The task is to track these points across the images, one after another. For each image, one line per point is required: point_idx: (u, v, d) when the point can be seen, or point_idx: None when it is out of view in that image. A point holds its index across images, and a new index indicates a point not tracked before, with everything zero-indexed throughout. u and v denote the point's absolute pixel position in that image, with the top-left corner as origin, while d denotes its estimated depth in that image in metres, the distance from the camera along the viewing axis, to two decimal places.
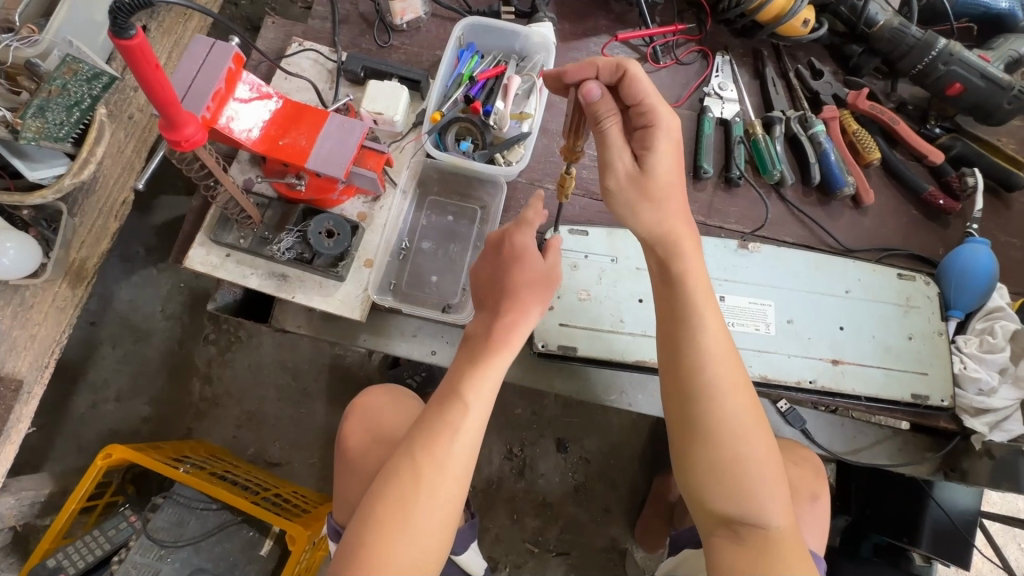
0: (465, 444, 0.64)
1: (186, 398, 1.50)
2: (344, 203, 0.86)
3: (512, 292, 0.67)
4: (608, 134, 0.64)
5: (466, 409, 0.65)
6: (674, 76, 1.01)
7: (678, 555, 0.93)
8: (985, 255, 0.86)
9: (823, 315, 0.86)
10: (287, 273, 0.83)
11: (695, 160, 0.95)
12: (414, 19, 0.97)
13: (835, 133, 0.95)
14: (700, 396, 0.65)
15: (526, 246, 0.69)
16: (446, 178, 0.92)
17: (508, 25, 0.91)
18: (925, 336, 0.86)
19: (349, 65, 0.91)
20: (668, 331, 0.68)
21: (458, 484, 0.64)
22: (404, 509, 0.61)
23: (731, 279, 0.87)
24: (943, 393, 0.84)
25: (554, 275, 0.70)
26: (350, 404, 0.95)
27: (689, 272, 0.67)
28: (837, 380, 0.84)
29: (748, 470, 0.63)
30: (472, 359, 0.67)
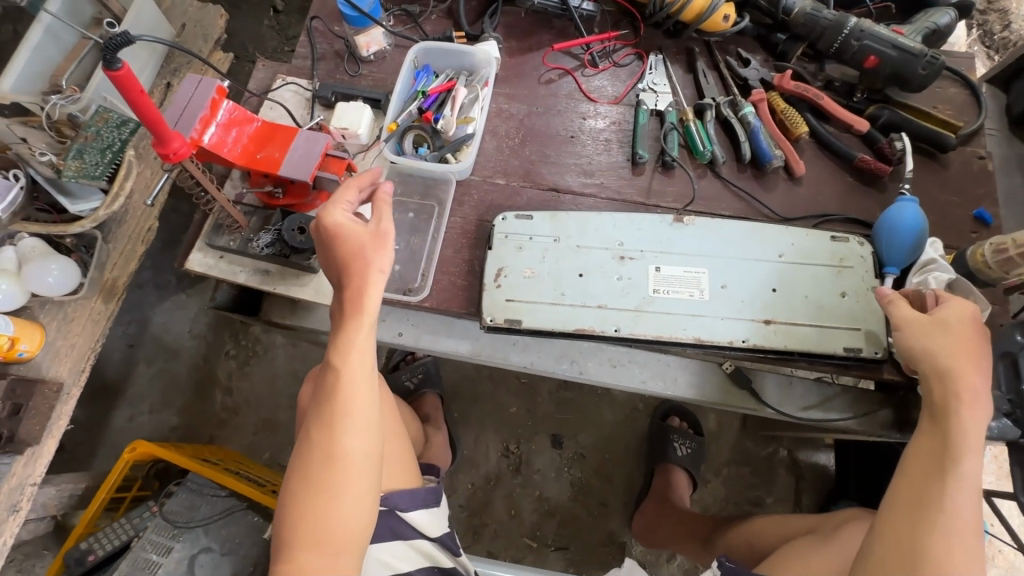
0: (354, 396, 0.71)
1: (211, 411, 1.65)
2: (318, 206, 1.00)
3: (347, 260, 0.73)
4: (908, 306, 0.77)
5: (342, 370, 0.71)
6: (613, 76, 1.11)
7: None
8: (911, 211, 0.89)
9: (754, 279, 0.91)
10: (270, 269, 0.96)
11: (633, 147, 1.04)
12: (378, 50, 1.12)
13: (764, 114, 1.03)
14: (937, 565, 0.62)
15: (341, 220, 0.76)
16: (406, 181, 1.05)
17: (455, 47, 1.05)
18: (859, 293, 0.90)
19: (321, 92, 1.06)
20: (915, 484, 0.67)
21: (368, 443, 0.72)
22: (321, 462, 0.70)
23: (665, 251, 0.93)
24: (877, 345, 0.87)
25: (387, 231, 0.77)
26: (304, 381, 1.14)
27: (969, 438, 0.65)
28: (769, 339, 0.88)
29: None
30: (334, 326, 0.73)
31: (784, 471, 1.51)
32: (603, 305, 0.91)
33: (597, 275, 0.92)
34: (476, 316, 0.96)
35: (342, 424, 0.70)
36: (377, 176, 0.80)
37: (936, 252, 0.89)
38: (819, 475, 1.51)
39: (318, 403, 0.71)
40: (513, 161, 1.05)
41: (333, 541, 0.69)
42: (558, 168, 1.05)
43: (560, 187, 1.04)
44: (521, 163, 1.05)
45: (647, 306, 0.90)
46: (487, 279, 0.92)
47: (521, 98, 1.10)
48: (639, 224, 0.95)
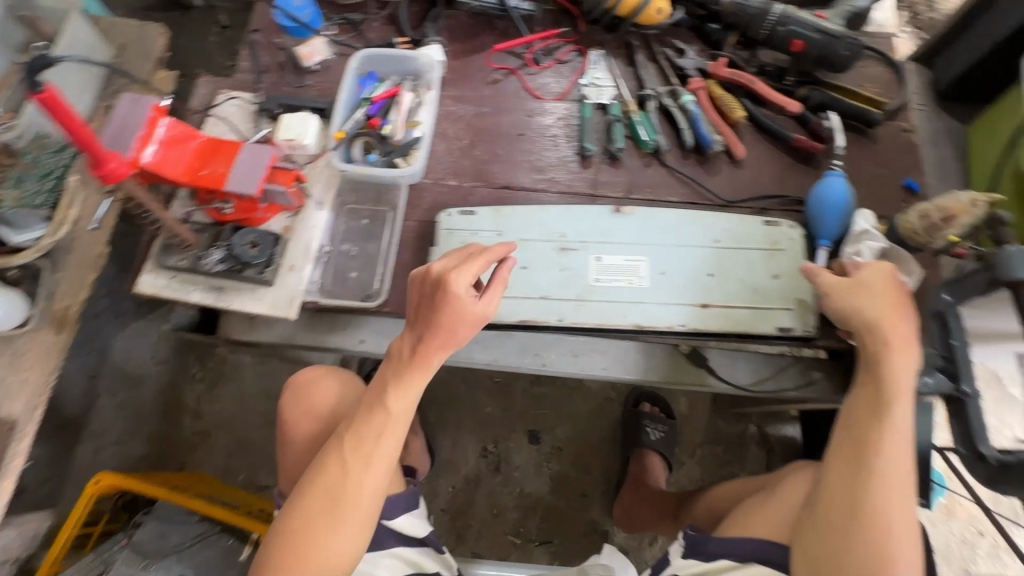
0: (387, 439, 0.82)
1: (179, 434, 1.61)
2: (269, 220, 0.98)
3: (438, 325, 0.80)
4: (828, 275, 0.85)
5: (389, 416, 0.82)
6: (556, 73, 1.13)
7: (717, 564, 0.86)
8: (837, 185, 0.94)
9: (690, 264, 0.94)
10: (224, 285, 0.95)
11: (580, 141, 1.07)
12: (322, 59, 1.12)
13: (703, 101, 1.06)
14: (874, 502, 0.72)
15: (457, 288, 0.79)
16: (358, 188, 1.05)
17: (398, 52, 1.06)
18: (791, 273, 0.94)
19: (266, 105, 1.06)
20: (857, 430, 0.76)
21: (378, 482, 0.82)
22: (337, 488, 0.80)
23: (606, 241, 0.96)
24: (809, 324, 0.91)
25: (489, 314, 0.81)
26: (287, 384, 1.09)
27: (899, 385, 0.74)
28: (706, 321, 0.91)
29: (876, 522, 0.72)
30: (396, 371, 0.82)
31: (755, 446, 1.56)
32: (546, 296, 0.93)
33: (540, 267, 0.95)
34: None
35: (370, 458, 0.81)
36: (513, 247, 0.84)
37: (868, 223, 0.92)
38: (788, 447, 1.56)
39: (355, 433, 0.82)
40: (464, 162, 1.07)
41: (321, 562, 0.79)
42: (509, 166, 1.07)
43: (512, 184, 1.05)
44: (472, 163, 1.07)
45: (589, 295, 0.93)
46: (429, 273, 0.95)
47: (468, 99, 1.11)
48: (580, 216, 0.98)
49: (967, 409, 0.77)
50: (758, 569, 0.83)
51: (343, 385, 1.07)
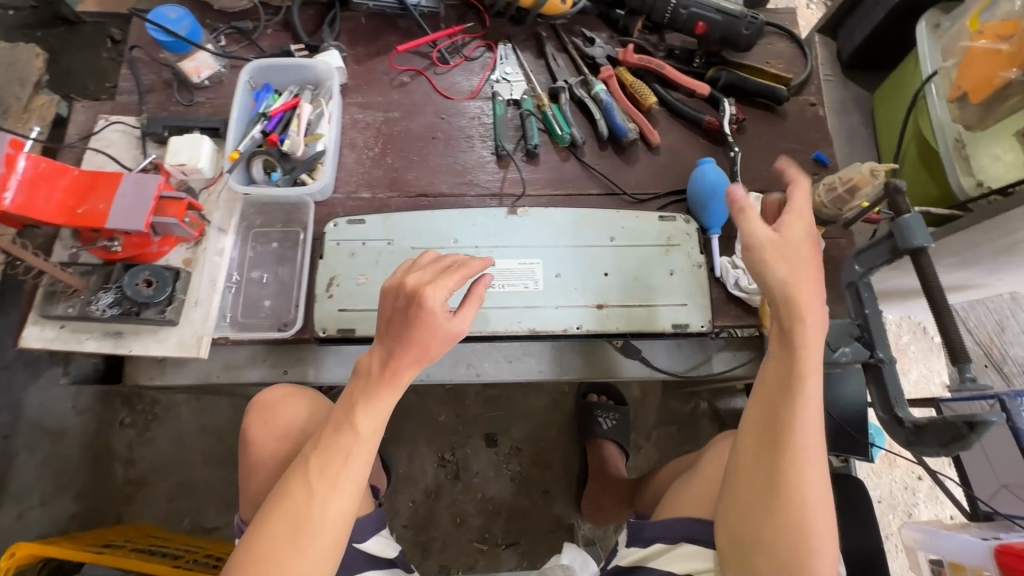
0: (358, 458, 0.72)
1: (112, 485, 1.50)
2: (167, 253, 0.91)
3: (407, 339, 0.69)
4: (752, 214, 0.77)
5: (358, 438, 0.71)
6: (465, 71, 1.09)
7: (668, 544, 0.86)
8: (714, 173, 0.95)
9: (586, 265, 0.93)
10: (122, 329, 0.87)
11: (495, 140, 1.04)
12: (212, 74, 1.03)
13: (615, 89, 1.05)
14: (790, 479, 0.70)
15: (433, 304, 0.69)
16: (265, 210, 0.98)
17: (292, 61, 1.00)
18: (685, 270, 0.94)
19: (150, 128, 0.97)
20: (768, 406, 0.73)
21: (346, 507, 0.71)
22: (300, 518, 0.69)
23: (502, 244, 0.94)
24: (702, 318, 0.91)
25: (463, 329, 0.72)
26: (248, 404, 0.92)
27: (809, 356, 0.72)
28: (601, 322, 0.91)
29: (793, 501, 0.70)
30: (364, 390, 0.72)
31: (707, 421, 1.58)
32: None
33: None
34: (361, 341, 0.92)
35: (339, 481, 0.71)
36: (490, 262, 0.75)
37: None
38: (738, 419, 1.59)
39: (322, 452, 0.72)
40: (376, 172, 1.02)
41: None
42: (424, 172, 1.02)
43: (429, 191, 1.01)
44: (385, 172, 1.02)
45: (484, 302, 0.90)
46: (317, 290, 0.90)
47: (375, 106, 1.06)
48: (475, 220, 0.95)
49: (884, 375, 0.78)
50: (685, 548, 0.84)
51: (314, 404, 0.92)
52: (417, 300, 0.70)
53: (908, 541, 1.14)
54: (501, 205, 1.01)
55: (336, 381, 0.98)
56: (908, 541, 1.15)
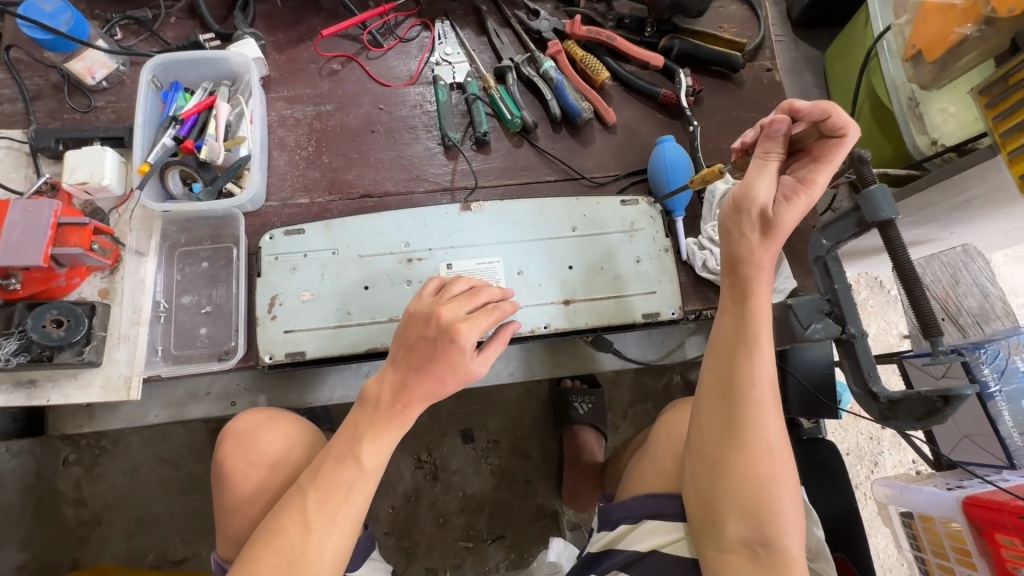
0: (360, 491, 0.67)
1: (63, 529, 1.32)
2: (79, 285, 0.81)
3: (422, 364, 0.66)
4: (767, 165, 0.69)
5: (362, 471, 0.67)
6: (401, 54, 1.00)
7: (635, 525, 0.83)
8: (673, 152, 0.92)
9: (549, 259, 0.88)
10: (35, 378, 0.77)
11: (441, 129, 0.95)
12: (109, 73, 0.91)
13: (565, 65, 0.98)
14: (753, 432, 0.69)
15: (465, 342, 0.64)
16: (191, 225, 0.88)
17: (201, 54, 0.88)
18: (652, 256, 0.90)
19: (40, 142, 0.84)
20: (723, 362, 0.72)
21: (342, 545, 0.66)
22: (295, 557, 0.63)
23: (457, 245, 0.87)
24: (673, 305, 0.88)
25: (481, 370, 0.67)
26: (218, 436, 0.78)
27: (761, 312, 0.71)
28: (570, 318, 0.86)
29: (757, 454, 0.68)
30: (370, 420, 0.68)
31: (682, 394, 1.58)
32: (395, 317, 0.83)
33: (384, 285, 0.84)
34: (311, 363, 0.85)
35: (339, 516, 0.65)
36: (510, 295, 0.71)
37: (729, 182, 0.92)
38: None
39: (321, 485, 0.66)
40: (313, 174, 0.92)
41: None
42: (366, 169, 0.94)
43: (374, 191, 0.93)
44: (322, 173, 0.93)
45: None
46: (258, 313, 0.82)
47: (305, 99, 0.96)
48: (425, 220, 0.88)
49: (857, 350, 0.76)
50: (649, 524, 0.82)
51: (302, 431, 0.78)
52: (445, 328, 0.65)
53: (880, 497, 1.19)
54: (454, 200, 0.94)
55: (293, 405, 0.92)
56: (880, 496, 1.19)
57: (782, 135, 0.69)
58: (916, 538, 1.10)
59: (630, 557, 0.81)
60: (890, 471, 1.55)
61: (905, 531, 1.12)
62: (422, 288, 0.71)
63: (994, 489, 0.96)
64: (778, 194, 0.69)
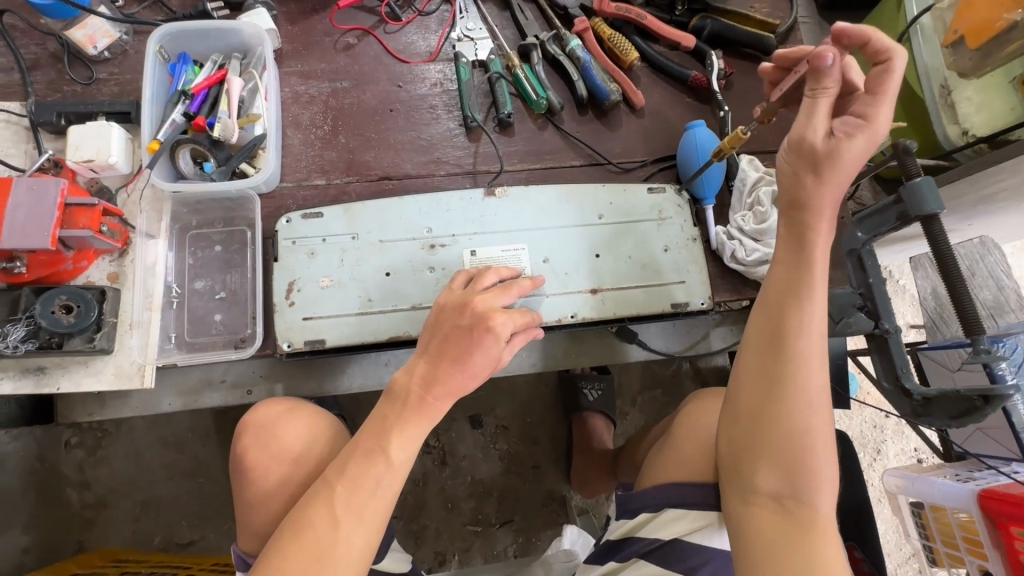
0: (387, 486, 0.65)
1: (68, 512, 1.30)
2: (87, 269, 0.77)
3: (457, 350, 0.66)
4: (818, 103, 0.63)
5: (390, 466, 0.65)
6: (420, 28, 0.95)
7: (659, 517, 0.83)
8: (705, 137, 0.88)
9: (576, 247, 0.85)
10: (44, 365, 0.74)
11: (463, 109, 0.91)
12: (112, 43, 0.86)
13: (592, 44, 0.94)
14: (791, 382, 0.66)
15: (500, 332, 0.65)
16: (202, 207, 0.84)
17: (211, 24, 0.83)
18: (680, 245, 0.87)
19: (41, 116, 0.79)
20: (773, 312, 0.68)
21: (368, 540, 0.64)
22: (321, 552, 0.61)
23: (479, 231, 0.84)
24: (702, 295, 0.86)
25: (504, 356, 0.69)
26: (235, 427, 0.75)
27: (816, 259, 0.66)
28: (598, 309, 0.84)
29: (794, 404, 0.66)
30: (399, 413, 0.66)
31: (690, 381, 1.57)
32: (417, 305, 0.81)
33: (405, 272, 0.82)
34: (327, 353, 0.82)
35: (367, 511, 0.64)
36: (539, 285, 0.74)
37: (760, 170, 0.90)
38: (719, 376, 1.59)
39: (348, 480, 0.64)
40: (329, 155, 0.88)
41: None
42: (385, 151, 0.90)
43: (393, 174, 0.89)
44: (338, 154, 0.89)
45: None
46: (275, 300, 0.79)
47: (319, 75, 0.91)
48: (447, 204, 0.84)
49: (891, 346, 0.75)
50: (672, 512, 0.82)
51: (323, 423, 0.76)
52: (480, 312, 0.66)
53: (890, 488, 1.19)
54: (477, 184, 0.90)
55: (309, 394, 0.89)
56: (890, 486, 1.19)
57: (838, 72, 0.62)
58: (925, 528, 1.11)
59: (654, 544, 0.82)
60: (893, 459, 1.57)
61: (914, 520, 1.14)
62: (452, 284, 0.73)
63: (1008, 482, 0.97)
64: (832, 133, 0.63)
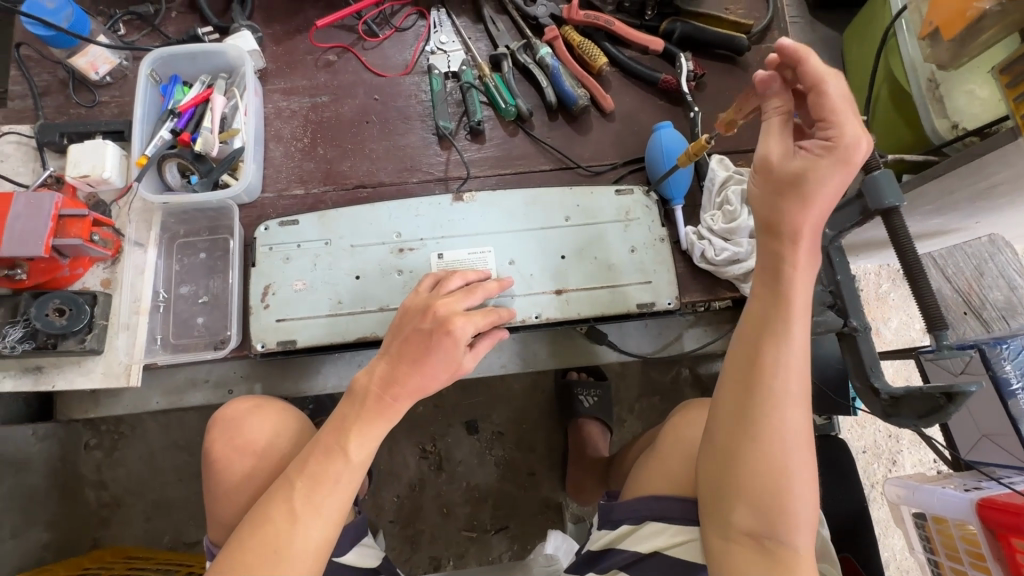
0: (346, 482, 0.67)
1: (84, 511, 1.36)
2: (82, 275, 0.83)
3: (417, 354, 0.67)
4: (772, 123, 0.62)
5: (349, 463, 0.67)
6: (397, 43, 0.99)
7: (639, 528, 0.82)
8: (672, 139, 0.89)
9: (541, 249, 0.86)
10: (42, 364, 0.80)
11: (435, 118, 0.95)
12: (112, 69, 0.93)
13: (562, 51, 0.96)
14: (767, 419, 0.63)
15: (460, 335, 0.67)
16: (189, 217, 0.90)
17: (197, 47, 0.89)
18: (647, 245, 0.88)
19: (45, 137, 0.86)
20: (750, 344, 0.65)
21: (327, 534, 0.66)
22: (277, 546, 0.64)
23: (446, 235, 0.86)
24: (669, 296, 0.86)
25: (466, 362, 0.70)
26: (209, 421, 0.78)
27: (796, 289, 0.63)
28: (563, 309, 0.85)
29: (772, 443, 0.63)
30: (358, 413, 0.68)
31: (690, 388, 1.54)
32: (386, 306, 0.83)
33: (374, 275, 0.85)
34: (299, 353, 0.86)
35: (325, 507, 0.66)
36: (506, 287, 0.76)
37: (730, 169, 0.89)
38: None
39: (308, 476, 0.67)
40: (308, 165, 0.93)
41: None
42: (361, 160, 0.94)
43: (369, 182, 0.93)
44: (317, 164, 0.93)
45: None
46: (251, 302, 0.83)
47: (301, 91, 0.96)
48: (416, 210, 0.87)
49: (861, 344, 0.73)
50: (653, 525, 0.80)
51: (290, 420, 0.79)
52: (444, 321, 0.68)
53: (892, 498, 1.14)
54: (448, 190, 0.93)
55: (289, 393, 0.93)
56: (892, 496, 1.14)
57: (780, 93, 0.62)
58: (928, 541, 1.05)
59: (631, 558, 0.80)
60: (909, 471, 1.50)
61: (918, 533, 1.08)
62: (415, 284, 0.75)
63: (1011, 491, 0.91)
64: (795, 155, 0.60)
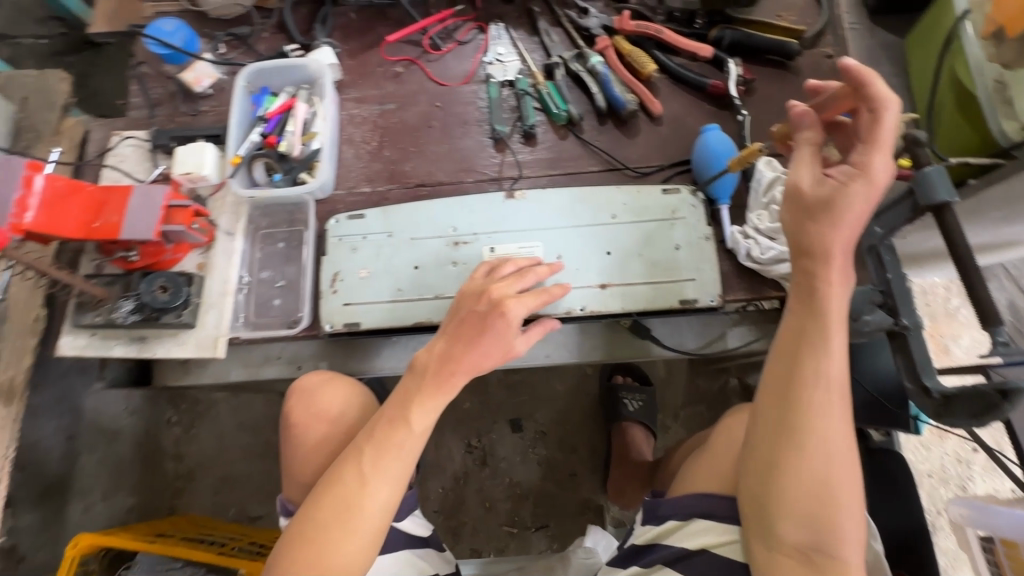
0: (410, 450, 0.73)
1: (163, 481, 1.47)
2: (182, 259, 0.95)
3: (472, 332, 0.74)
4: (804, 153, 0.68)
5: (411, 432, 0.73)
6: (457, 56, 1.08)
7: (685, 523, 0.81)
8: (721, 141, 0.91)
9: (588, 245, 0.91)
10: (145, 335, 0.91)
11: (492, 123, 1.02)
12: (213, 82, 1.06)
13: (612, 60, 1.01)
14: (807, 432, 0.64)
15: (512, 316, 0.73)
16: (271, 211, 1.01)
17: (285, 61, 1.00)
18: (692, 243, 0.90)
19: (158, 140, 1.00)
20: (789, 356, 0.67)
21: (392, 496, 0.72)
22: (349, 503, 0.70)
23: (498, 229, 0.92)
24: (712, 293, 0.87)
25: (518, 347, 0.75)
26: (287, 390, 0.87)
27: (834, 301, 0.65)
28: (607, 302, 0.88)
29: (814, 456, 0.64)
30: (419, 386, 0.74)
31: (737, 398, 1.52)
32: (440, 294, 0.90)
33: (431, 265, 0.92)
34: (361, 335, 0.94)
35: (391, 471, 0.72)
36: (556, 271, 0.80)
37: (777, 170, 0.89)
38: None
39: (376, 442, 0.73)
40: (375, 166, 1.02)
41: None
42: (422, 161, 1.02)
43: (428, 181, 1.01)
44: (383, 164, 1.02)
45: None
46: (322, 287, 0.92)
47: (371, 99, 1.06)
48: (471, 206, 0.94)
49: (911, 343, 0.72)
50: (701, 522, 0.79)
51: (357, 394, 0.86)
52: (500, 306, 0.74)
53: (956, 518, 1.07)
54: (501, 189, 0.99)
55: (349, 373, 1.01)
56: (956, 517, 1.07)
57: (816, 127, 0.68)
58: (998, 565, 0.99)
59: (678, 554, 0.79)
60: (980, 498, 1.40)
61: (987, 557, 1.01)
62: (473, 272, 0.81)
63: None
64: (823, 180, 0.65)
